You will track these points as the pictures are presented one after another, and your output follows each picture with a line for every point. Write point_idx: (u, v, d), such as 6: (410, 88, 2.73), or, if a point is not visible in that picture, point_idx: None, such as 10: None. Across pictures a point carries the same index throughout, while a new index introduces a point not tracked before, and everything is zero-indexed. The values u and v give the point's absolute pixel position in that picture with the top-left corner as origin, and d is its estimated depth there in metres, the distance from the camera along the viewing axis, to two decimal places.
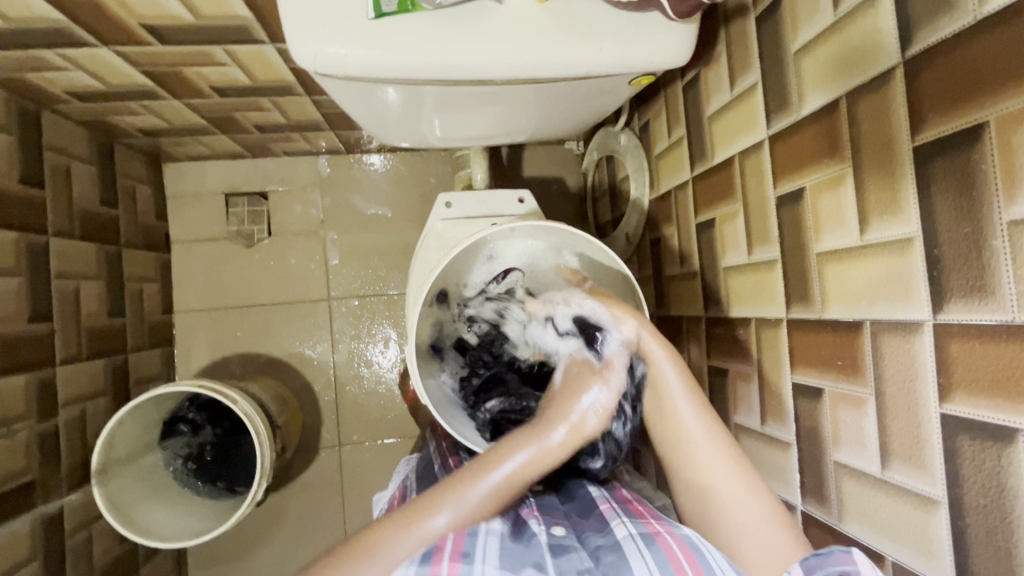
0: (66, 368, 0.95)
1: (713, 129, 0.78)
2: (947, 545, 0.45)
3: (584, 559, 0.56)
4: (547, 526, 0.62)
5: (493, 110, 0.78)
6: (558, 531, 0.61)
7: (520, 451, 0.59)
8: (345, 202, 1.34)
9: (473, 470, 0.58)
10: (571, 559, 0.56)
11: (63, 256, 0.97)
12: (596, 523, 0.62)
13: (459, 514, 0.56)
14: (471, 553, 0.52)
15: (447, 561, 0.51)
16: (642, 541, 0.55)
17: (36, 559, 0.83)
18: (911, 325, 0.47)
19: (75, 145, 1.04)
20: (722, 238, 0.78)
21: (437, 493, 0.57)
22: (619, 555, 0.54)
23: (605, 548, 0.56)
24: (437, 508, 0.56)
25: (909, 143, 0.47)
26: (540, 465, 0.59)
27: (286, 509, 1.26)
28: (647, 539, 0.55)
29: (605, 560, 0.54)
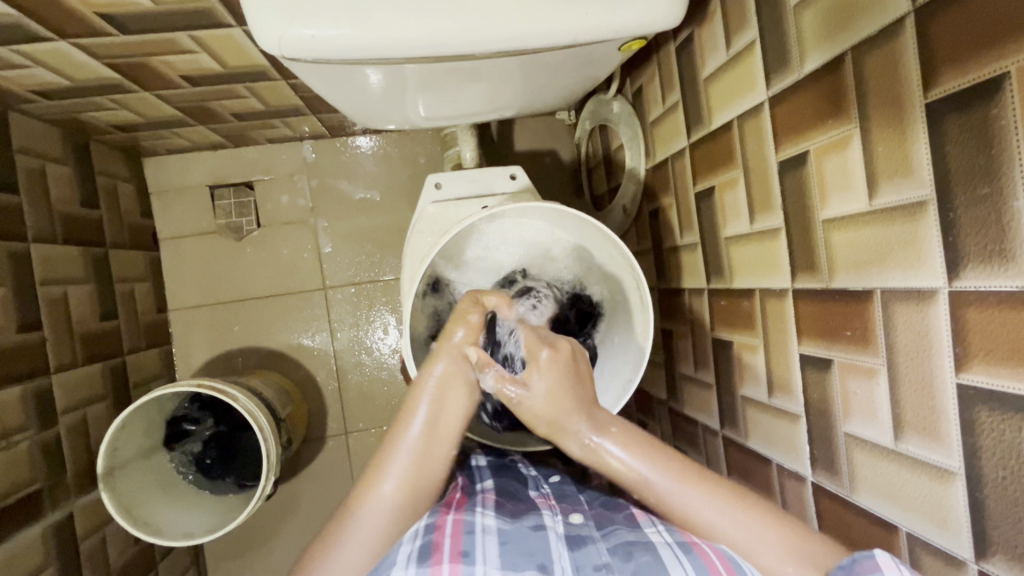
0: (63, 376, 0.94)
1: (709, 92, 0.74)
2: (964, 517, 0.44)
3: (602, 553, 0.59)
4: (565, 517, 0.66)
5: (478, 86, 0.75)
6: (576, 523, 0.64)
7: (420, 404, 0.67)
8: (334, 187, 1.31)
9: (395, 433, 0.65)
10: (588, 553, 0.58)
11: (47, 262, 0.95)
12: (625, 522, 0.64)
13: (400, 480, 0.63)
14: (470, 554, 0.56)
15: (447, 562, 0.55)
16: (680, 548, 0.56)
17: (50, 566, 0.84)
18: (925, 294, 0.45)
19: (49, 145, 1.00)
20: (722, 206, 0.75)
21: (375, 470, 0.64)
22: (652, 555, 0.56)
23: (636, 547, 0.58)
24: (377, 480, 0.63)
25: (921, 100, 0.44)
26: (443, 395, 0.67)
27: (298, 498, 1.28)
28: (684, 548, 0.56)
29: (639, 560, 0.56)
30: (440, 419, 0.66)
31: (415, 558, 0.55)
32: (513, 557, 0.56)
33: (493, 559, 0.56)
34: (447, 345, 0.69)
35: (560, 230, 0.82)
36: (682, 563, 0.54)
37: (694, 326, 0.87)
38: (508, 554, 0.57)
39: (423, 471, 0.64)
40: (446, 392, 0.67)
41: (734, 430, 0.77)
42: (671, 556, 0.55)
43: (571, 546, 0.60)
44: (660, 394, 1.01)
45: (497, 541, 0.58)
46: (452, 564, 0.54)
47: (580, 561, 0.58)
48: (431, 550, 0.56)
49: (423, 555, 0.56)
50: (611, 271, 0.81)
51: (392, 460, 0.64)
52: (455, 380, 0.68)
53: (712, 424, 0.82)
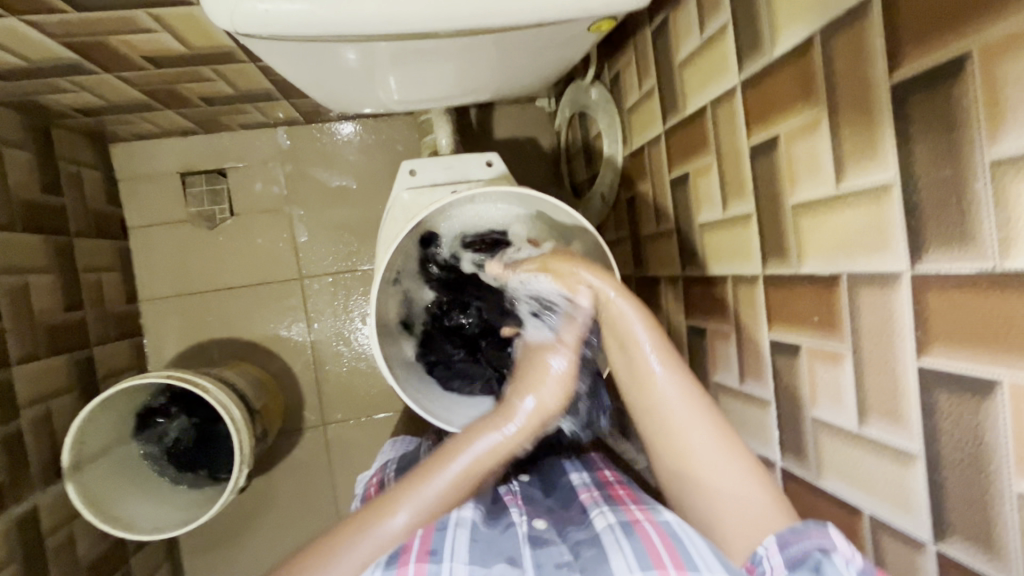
0: (24, 368, 0.91)
1: (684, 77, 0.74)
2: (923, 500, 0.44)
3: (564, 552, 0.59)
4: (530, 518, 0.66)
5: (448, 66, 0.73)
6: (540, 524, 0.64)
7: (479, 440, 0.64)
8: (309, 175, 1.28)
9: (430, 468, 0.62)
10: (551, 552, 0.59)
11: (6, 250, 0.91)
12: (577, 517, 0.66)
13: (418, 511, 0.60)
14: (438, 552, 0.56)
15: (414, 562, 0.55)
16: (622, 531, 0.58)
17: (14, 562, 0.82)
18: (889, 277, 0.45)
19: (6, 129, 0.96)
20: (697, 193, 0.74)
21: (397, 494, 0.61)
22: (597, 548, 0.57)
23: (585, 543, 0.59)
24: (396, 506, 0.60)
25: (887, 82, 0.43)
26: (501, 450, 0.64)
27: (275, 489, 1.26)
28: (626, 529, 0.58)
29: (585, 554, 0.57)
30: (483, 477, 0.63)
31: (383, 562, 0.55)
32: (480, 554, 0.58)
33: (460, 555, 0.57)
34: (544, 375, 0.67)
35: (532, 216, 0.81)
36: (624, 549, 0.55)
37: (670, 314, 0.87)
38: (476, 550, 0.58)
39: (454, 504, 0.61)
40: (510, 451, 0.65)
41: None
42: (613, 543, 0.56)
43: (533, 545, 0.61)
44: None
45: (468, 537, 0.59)
46: (419, 564, 0.55)
47: (541, 559, 0.58)
48: (401, 550, 0.57)
49: (393, 556, 0.56)
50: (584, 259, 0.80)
51: (420, 489, 0.61)
52: (533, 426, 0.66)
53: None
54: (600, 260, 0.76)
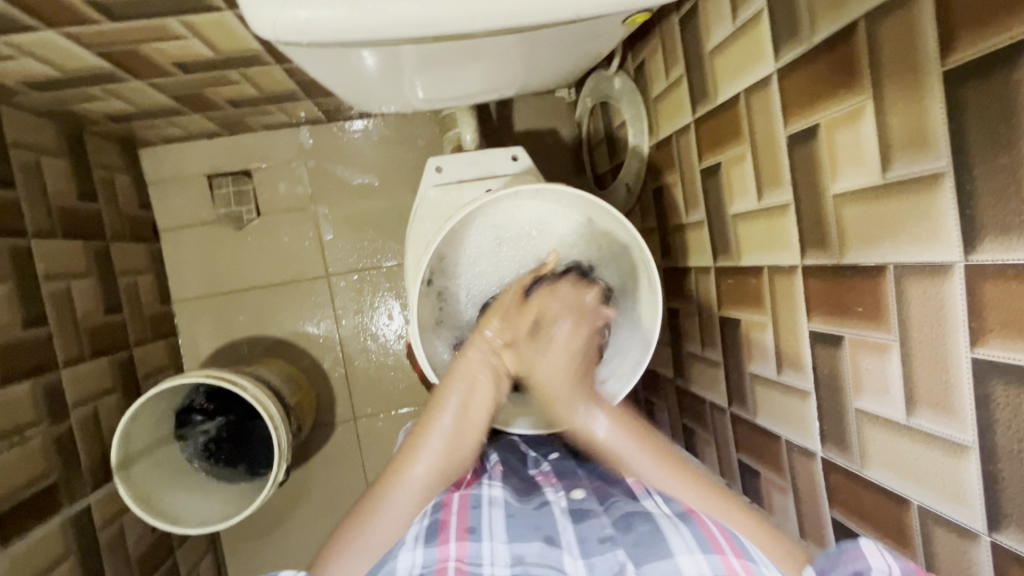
0: (71, 370, 0.94)
1: (714, 66, 0.73)
2: (977, 491, 0.44)
3: (606, 525, 0.62)
4: (568, 493, 0.68)
5: (476, 66, 0.73)
6: (579, 495, 0.67)
7: (450, 396, 0.68)
8: (332, 173, 1.29)
9: (428, 419, 0.68)
10: (593, 525, 0.62)
11: (49, 257, 0.94)
12: (623, 493, 0.67)
13: (432, 462, 0.66)
14: (476, 529, 0.61)
15: (455, 539, 0.59)
16: (677, 519, 0.59)
17: (71, 557, 0.85)
18: (940, 267, 0.44)
19: (43, 138, 0.98)
20: (729, 183, 0.74)
21: (408, 451, 0.66)
22: (650, 525, 0.59)
23: (635, 517, 0.61)
24: (411, 461, 0.65)
25: (938, 70, 0.42)
26: (472, 377, 0.70)
27: (310, 482, 1.29)
28: (682, 518, 0.59)
29: (638, 529, 0.59)
30: (469, 404, 0.69)
31: (424, 539, 0.60)
32: (518, 531, 0.61)
33: (499, 533, 0.60)
34: (479, 341, 0.71)
35: (568, 212, 0.82)
36: (680, 532, 0.57)
37: (700, 305, 0.87)
38: (512, 527, 0.61)
39: (454, 454, 0.67)
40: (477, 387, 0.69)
41: (742, 407, 0.77)
42: (667, 525, 0.58)
43: (574, 518, 0.64)
44: (667, 373, 1.00)
45: (502, 514, 0.63)
46: (459, 542, 0.59)
47: (584, 532, 0.61)
48: (438, 528, 0.61)
49: (432, 532, 0.61)
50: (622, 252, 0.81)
51: (426, 442, 0.66)
52: (483, 374, 0.70)
53: (720, 401, 0.82)
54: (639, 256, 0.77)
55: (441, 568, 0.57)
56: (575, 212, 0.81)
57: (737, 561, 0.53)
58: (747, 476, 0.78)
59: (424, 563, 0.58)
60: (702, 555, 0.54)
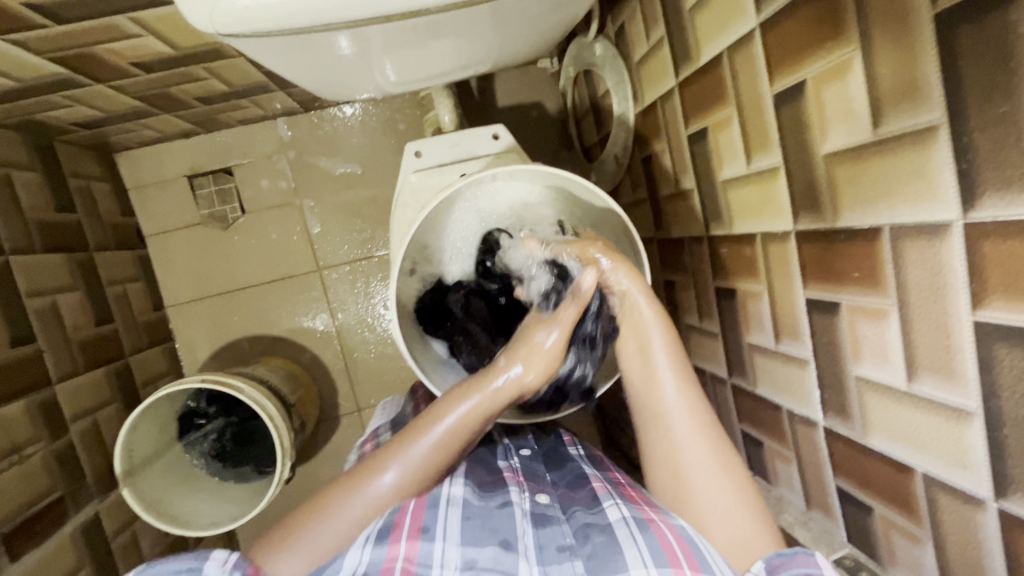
0: (67, 384, 0.94)
1: (695, 24, 0.69)
2: (981, 458, 0.43)
3: (567, 534, 0.58)
4: (532, 495, 0.65)
5: (441, 44, 0.69)
6: (542, 500, 0.64)
7: (459, 406, 0.63)
8: (314, 165, 1.26)
9: (421, 426, 0.62)
10: (552, 532, 0.58)
11: (31, 272, 0.93)
12: (587, 501, 0.63)
13: (405, 471, 0.60)
14: (431, 529, 0.56)
15: (405, 539, 0.54)
16: (636, 526, 0.54)
17: (85, 567, 0.86)
18: (937, 227, 0.42)
19: (12, 151, 0.96)
20: (717, 148, 0.70)
21: (384, 455, 0.61)
22: (608, 537, 0.54)
23: (595, 528, 0.57)
24: (383, 466, 0.60)
25: (928, 14, 0.39)
26: (485, 408, 0.63)
27: (320, 475, 1.30)
28: (640, 524, 0.54)
29: (596, 541, 0.55)
30: (466, 439, 0.63)
31: (373, 538, 0.54)
32: (473, 532, 0.56)
33: (453, 535, 0.56)
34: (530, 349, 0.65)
35: (548, 193, 0.78)
36: (637, 543, 0.52)
37: (695, 275, 0.84)
38: (468, 529, 0.57)
39: (433, 473, 0.61)
40: (485, 410, 0.63)
41: (742, 377, 0.75)
42: (625, 535, 0.53)
43: (536, 523, 0.60)
44: None
45: (460, 515, 0.58)
46: (410, 542, 0.54)
47: (542, 540, 0.58)
48: (391, 528, 0.55)
49: (383, 531, 0.55)
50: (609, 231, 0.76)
51: (407, 451, 0.61)
52: (497, 395, 0.64)
53: (720, 373, 0.81)
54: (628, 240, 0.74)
55: (387, 569, 0.52)
56: (556, 194, 0.78)
57: None
58: (750, 446, 0.77)
59: (371, 561, 0.52)
60: (657, 571, 0.49)
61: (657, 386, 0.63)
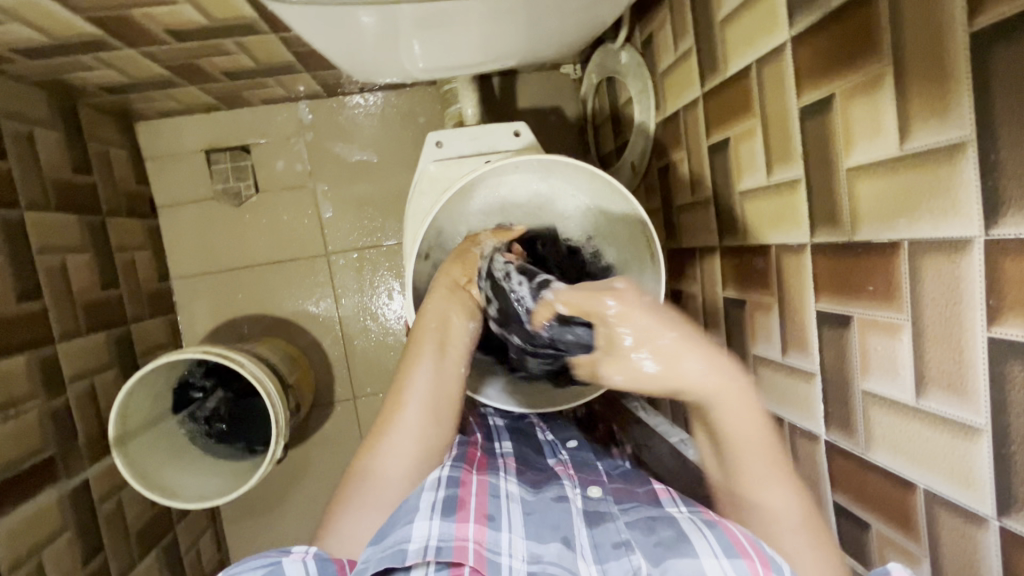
0: (68, 344, 0.94)
1: (725, 36, 0.70)
2: (987, 474, 0.43)
3: (621, 530, 0.59)
4: (584, 489, 0.67)
5: (474, 32, 0.70)
6: (596, 493, 0.66)
7: (425, 351, 0.70)
8: (331, 150, 1.27)
9: (404, 378, 0.70)
10: (608, 530, 0.60)
11: (43, 229, 0.93)
12: (645, 498, 0.65)
13: (414, 421, 0.68)
14: (496, 518, 0.59)
15: (472, 521, 0.58)
16: (703, 523, 0.56)
17: (69, 530, 0.85)
18: (958, 243, 0.42)
19: (36, 109, 0.97)
20: (738, 159, 0.71)
21: (386, 416, 0.69)
22: (675, 529, 0.56)
23: (660, 521, 0.58)
24: (392, 423, 0.68)
25: (964, 32, 0.40)
26: (448, 350, 0.71)
27: (309, 460, 1.30)
28: (707, 521, 0.56)
29: (662, 534, 0.57)
30: (442, 366, 0.71)
31: (441, 510, 0.59)
32: (536, 528, 0.60)
33: (517, 528, 0.60)
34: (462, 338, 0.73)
35: (557, 180, 0.79)
36: (705, 535, 0.54)
37: (705, 285, 0.85)
38: (531, 524, 0.60)
39: (433, 408, 0.69)
40: (449, 350, 0.71)
41: None
42: (692, 528, 0.55)
43: (590, 522, 0.62)
44: None
45: (521, 510, 0.62)
46: (477, 525, 0.58)
47: (599, 538, 0.59)
48: (457, 504, 0.60)
49: (449, 506, 0.59)
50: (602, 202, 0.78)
51: (388, 445, 0.68)
52: (454, 326, 0.72)
53: None
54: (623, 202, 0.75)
55: (459, 548, 0.55)
56: (564, 180, 0.79)
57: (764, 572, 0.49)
58: None
59: (442, 535, 0.56)
60: (728, 561, 0.51)
61: (705, 413, 0.53)
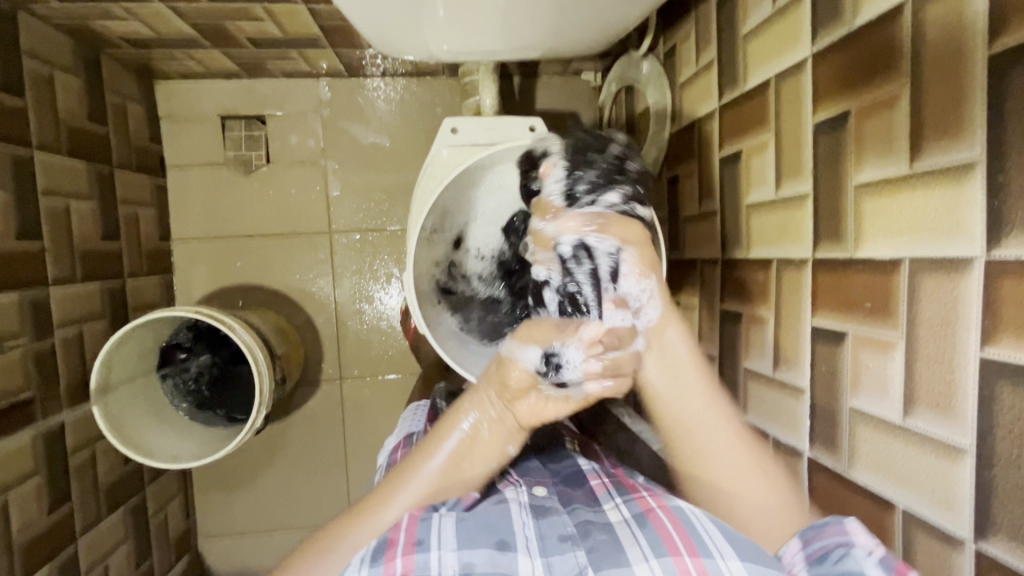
0: (61, 289, 0.93)
1: (747, 50, 0.71)
2: (967, 495, 0.43)
3: (567, 524, 0.59)
4: (529, 487, 0.64)
5: (498, 18, 0.71)
6: (540, 494, 0.63)
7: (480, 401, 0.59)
8: (346, 130, 1.28)
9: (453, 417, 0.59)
10: (553, 523, 0.59)
11: (51, 171, 0.93)
12: (585, 497, 0.64)
13: (443, 469, 0.57)
14: (425, 541, 0.52)
15: (401, 555, 0.51)
16: (636, 523, 0.57)
17: (39, 475, 0.84)
18: (959, 262, 0.43)
19: (59, 53, 0.97)
20: (748, 172, 0.72)
21: (423, 450, 0.58)
22: (610, 535, 0.56)
23: (595, 525, 0.58)
24: (424, 462, 0.57)
25: (983, 54, 0.41)
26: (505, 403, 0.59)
27: (288, 437, 1.28)
28: (640, 520, 0.56)
29: (595, 537, 0.56)
30: (495, 419, 0.59)
31: (368, 559, 0.51)
32: (468, 535, 0.54)
33: (449, 541, 0.53)
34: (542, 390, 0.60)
35: None
36: (637, 539, 0.54)
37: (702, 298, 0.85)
38: (463, 531, 0.54)
39: (472, 460, 0.59)
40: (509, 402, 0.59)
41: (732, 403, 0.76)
42: (626, 534, 0.55)
43: (536, 514, 0.60)
44: None
45: (454, 520, 0.55)
46: (406, 557, 0.51)
47: (545, 531, 0.58)
48: (385, 545, 0.52)
49: (376, 550, 0.51)
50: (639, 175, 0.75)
51: (404, 487, 0.57)
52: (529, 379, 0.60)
53: None
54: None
55: None
56: None
57: (692, 561, 0.51)
58: None
59: None
60: (657, 562, 0.51)
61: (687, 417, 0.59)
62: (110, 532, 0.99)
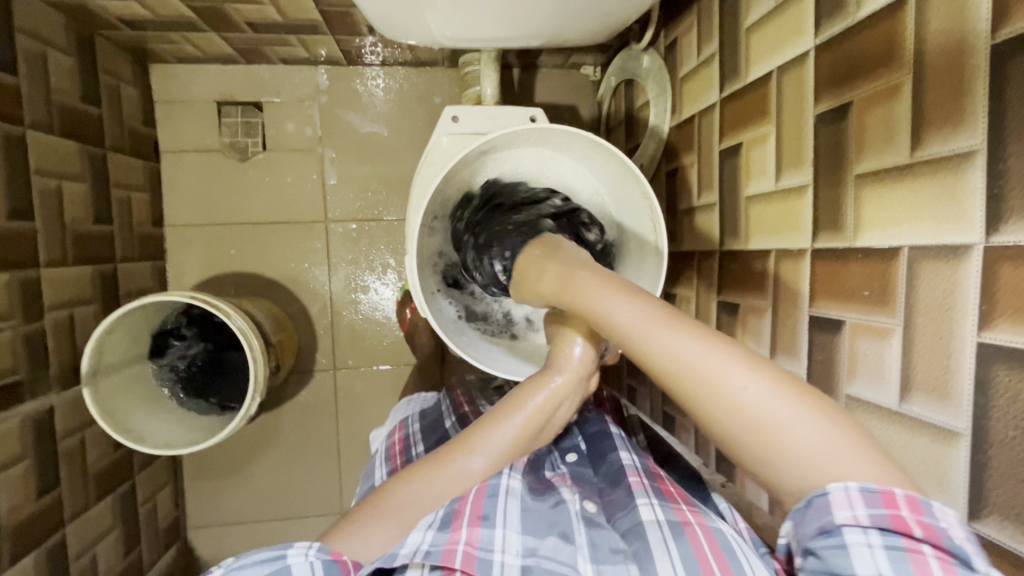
0: (52, 271, 0.92)
1: (749, 43, 0.71)
2: (962, 478, 0.44)
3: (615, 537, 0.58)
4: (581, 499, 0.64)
5: (502, 5, 0.71)
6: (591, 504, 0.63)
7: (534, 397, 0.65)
8: (343, 119, 1.27)
9: (515, 402, 0.65)
10: (605, 534, 0.58)
11: (43, 151, 0.92)
12: (623, 500, 0.61)
13: (493, 454, 0.62)
14: (490, 517, 0.55)
15: (467, 526, 0.54)
16: (670, 531, 0.55)
17: (27, 459, 0.83)
18: (958, 249, 0.44)
19: (53, 32, 0.95)
20: (748, 165, 0.72)
21: (476, 437, 0.62)
22: (642, 545, 0.55)
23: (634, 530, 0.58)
24: (475, 447, 0.61)
25: (987, 45, 0.42)
26: (558, 398, 0.66)
27: (281, 426, 1.28)
28: (675, 530, 0.54)
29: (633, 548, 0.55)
30: (549, 417, 0.66)
31: (436, 524, 0.54)
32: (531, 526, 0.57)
33: (513, 523, 0.56)
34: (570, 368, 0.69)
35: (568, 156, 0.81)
36: (669, 552, 0.52)
37: (700, 290, 0.85)
38: (527, 520, 0.57)
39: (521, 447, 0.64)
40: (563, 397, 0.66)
41: None
42: (658, 542, 0.54)
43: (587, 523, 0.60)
44: None
45: (518, 506, 0.58)
46: (471, 528, 0.54)
47: (596, 539, 0.57)
48: (453, 515, 0.55)
49: (444, 519, 0.55)
50: (619, 182, 0.78)
51: (461, 459, 0.60)
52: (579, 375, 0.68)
53: None
54: (635, 187, 0.76)
55: (449, 552, 0.51)
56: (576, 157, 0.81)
57: None
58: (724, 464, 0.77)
59: (433, 542, 0.52)
60: None
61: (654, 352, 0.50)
62: (98, 519, 0.98)
